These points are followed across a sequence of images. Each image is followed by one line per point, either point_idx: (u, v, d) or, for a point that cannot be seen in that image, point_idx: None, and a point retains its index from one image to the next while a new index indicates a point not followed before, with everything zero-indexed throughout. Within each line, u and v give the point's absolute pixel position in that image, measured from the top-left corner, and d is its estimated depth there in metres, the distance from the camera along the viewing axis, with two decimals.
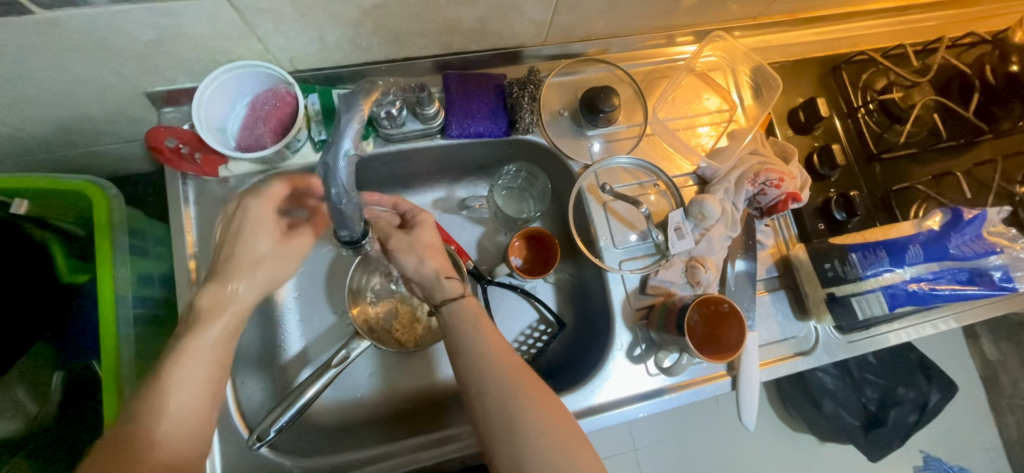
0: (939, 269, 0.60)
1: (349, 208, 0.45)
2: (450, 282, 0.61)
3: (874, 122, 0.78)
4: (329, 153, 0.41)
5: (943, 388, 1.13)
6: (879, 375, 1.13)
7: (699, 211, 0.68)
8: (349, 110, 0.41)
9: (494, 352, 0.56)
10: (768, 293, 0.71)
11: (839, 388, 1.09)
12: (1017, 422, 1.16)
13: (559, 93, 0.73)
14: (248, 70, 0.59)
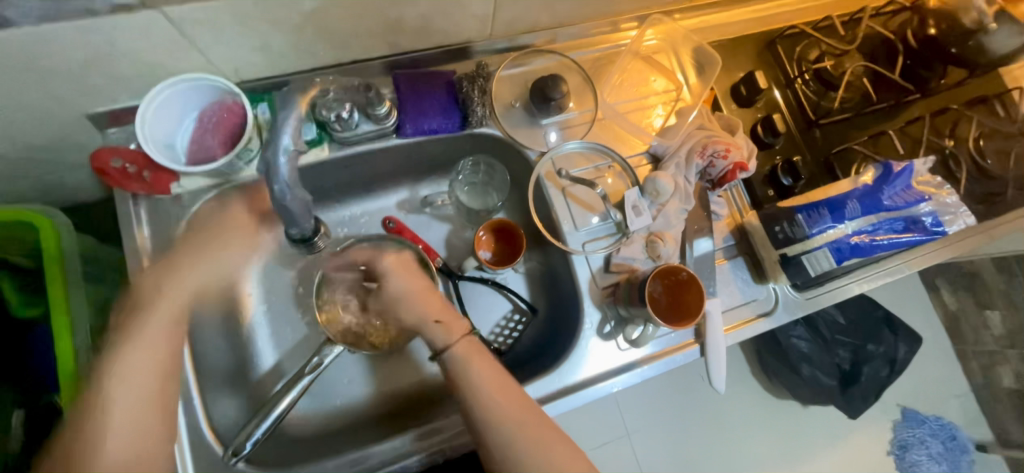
0: (876, 221, 0.64)
1: (294, 205, 0.48)
2: (444, 327, 0.62)
3: (811, 91, 0.82)
4: (269, 151, 0.45)
5: (909, 341, 1.19)
6: (849, 334, 1.18)
7: (652, 188, 0.71)
8: (289, 108, 0.46)
9: (491, 392, 0.58)
10: (727, 261, 0.74)
11: (813, 351, 1.13)
12: (981, 366, 1.23)
13: (510, 85, 0.75)
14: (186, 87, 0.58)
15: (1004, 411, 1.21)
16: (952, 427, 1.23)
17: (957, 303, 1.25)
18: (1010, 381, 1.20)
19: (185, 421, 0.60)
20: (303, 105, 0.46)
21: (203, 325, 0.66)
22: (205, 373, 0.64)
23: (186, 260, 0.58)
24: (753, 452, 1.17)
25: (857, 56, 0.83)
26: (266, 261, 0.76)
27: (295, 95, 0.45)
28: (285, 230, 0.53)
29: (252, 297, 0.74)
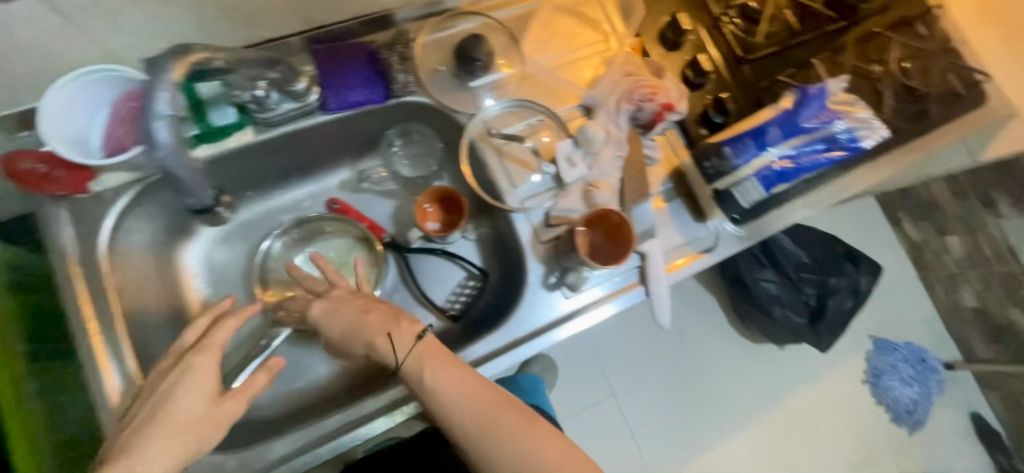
0: (799, 144, 0.65)
1: (184, 173, 0.53)
2: (397, 339, 0.59)
3: (739, 28, 0.82)
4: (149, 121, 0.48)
5: (870, 271, 1.24)
6: (815, 272, 1.23)
7: (584, 138, 0.72)
8: (156, 74, 0.47)
9: (462, 400, 0.55)
10: (665, 203, 0.76)
11: (783, 292, 1.19)
12: (946, 289, 1.31)
13: (433, 50, 0.74)
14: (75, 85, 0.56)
15: (968, 330, 1.29)
16: (918, 347, 1.32)
17: (920, 234, 1.31)
18: (971, 300, 1.25)
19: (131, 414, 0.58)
20: (178, 71, 0.47)
21: (140, 328, 0.65)
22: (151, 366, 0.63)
23: (211, 344, 0.58)
24: (729, 391, 1.27)
25: None
26: (211, 255, 0.77)
27: (166, 63, 0.47)
28: (186, 201, 0.58)
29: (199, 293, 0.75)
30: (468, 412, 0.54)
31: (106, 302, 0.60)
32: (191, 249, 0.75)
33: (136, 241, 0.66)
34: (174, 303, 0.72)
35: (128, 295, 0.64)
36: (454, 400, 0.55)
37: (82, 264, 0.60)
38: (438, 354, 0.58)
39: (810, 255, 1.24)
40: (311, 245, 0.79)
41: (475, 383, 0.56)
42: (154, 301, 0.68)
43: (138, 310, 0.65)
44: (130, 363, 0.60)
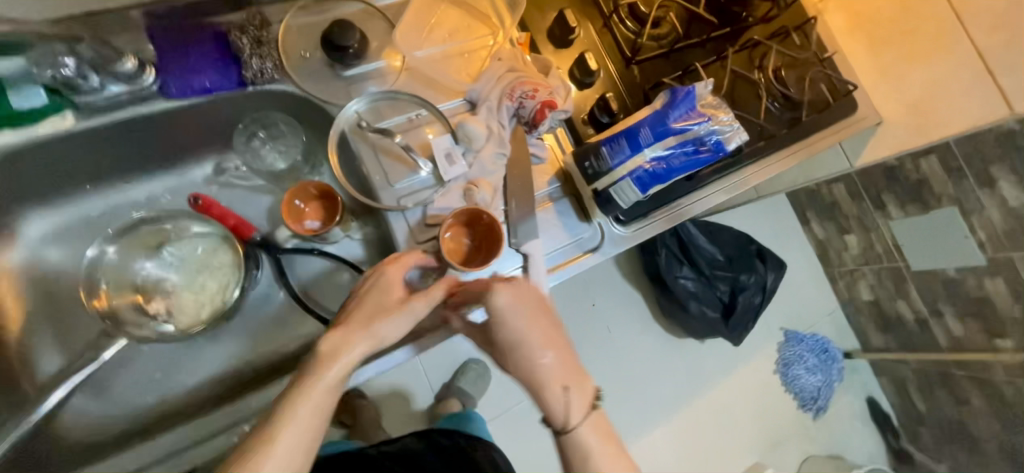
0: (671, 145, 0.65)
1: None
2: (574, 393, 0.62)
3: (629, 29, 0.82)
4: None
5: (776, 267, 1.30)
6: (727, 269, 1.28)
7: (463, 133, 0.69)
8: None
9: (601, 442, 0.62)
10: (552, 203, 0.75)
11: (700, 289, 1.24)
12: (846, 284, 1.39)
13: (301, 34, 0.67)
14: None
15: (865, 322, 1.39)
16: (823, 339, 1.40)
17: (824, 233, 1.39)
18: (866, 294, 1.35)
19: None
20: None
21: None
22: None
23: (388, 279, 0.59)
24: (653, 384, 1.29)
25: None
26: (44, 255, 0.68)
27: None
28: None
29: (21, 302, 0.66)
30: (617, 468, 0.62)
31: None
32: (11, 251, 0.66)
33: None
34: None
35: None
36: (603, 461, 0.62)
37: None
38: (602, 419, 0.64)
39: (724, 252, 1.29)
40: (160, 249, 0.70)
41: (584, 450, 0.62)
42: None
43: None
44: None
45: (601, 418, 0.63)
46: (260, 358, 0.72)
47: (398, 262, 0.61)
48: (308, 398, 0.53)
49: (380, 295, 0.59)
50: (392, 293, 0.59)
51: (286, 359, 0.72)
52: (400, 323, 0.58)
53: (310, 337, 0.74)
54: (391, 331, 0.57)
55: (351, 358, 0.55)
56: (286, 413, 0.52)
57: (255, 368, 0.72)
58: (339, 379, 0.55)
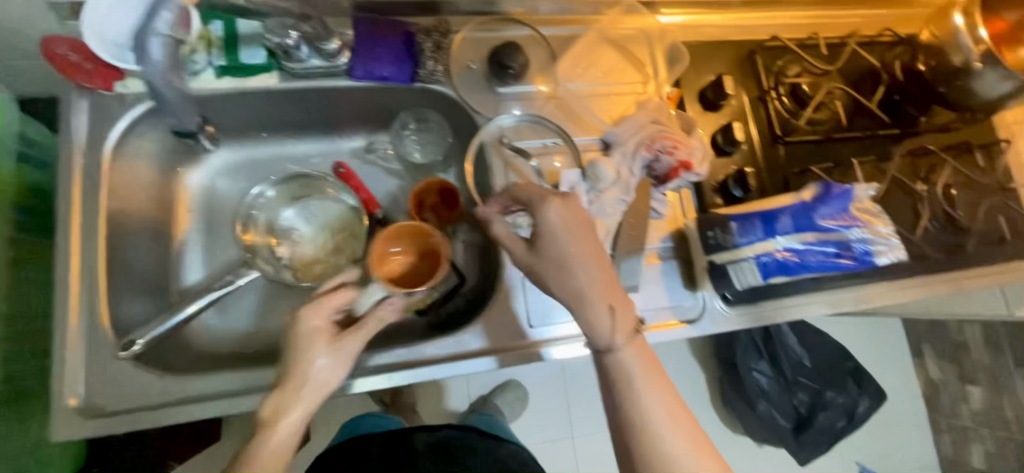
0: (809, 241, 0.61)
1: (164, 88, 0.57)
2: (619, 314, 0.55)
3: (785, 108, 0.79)
4: (142, 34, 0.53)
5: (872, 396, 1.19)
6: (814, 380, 1.17)
7: (593, 172, 0.70)
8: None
9: (648, 380, 0.54)
10: (660, 260, 0.74)
11: (774, 390, 1.14)
12: (954, 440, 1.26)
13: (471, 48, 0.73)
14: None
15: None
16: None
17: (940, 373, 1.27)
18: (979, 459, 1.23)
19: (86, 306, 0.60)
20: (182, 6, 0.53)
21: (127, 229, 0.66)
22: (117, 270, 0.64)
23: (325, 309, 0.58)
24: None
25: (838, 79, 0.80)
26: (215, 182, 0.78)
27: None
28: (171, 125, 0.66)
29: (189, 215, 0.77)
30: (683, 423, 0.52)
31: (94, 196, 0.62)
32: (194, 174, 0.77)
33: (143, 146, 0.68)
34: (159, 217, 0.72)
35: (118, 197, 0.65)
36: (659, 415, 0.52)
37: (84, 155, 0.62)
38: (645, 344, 0.56)
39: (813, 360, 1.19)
40: (303, 201, 0.78)
41: (644, 398, 0.53)
42: (141, 208, 0.69)
43: (127, 212, 0.67)
44: (99, 257, 0.61)
45: (648, 366, 0.54)
46: None
47: (309, 315, 0.57)
48: (287, 419, 0.53)
49: (307, 355, 0.55)
50: (315, 350, 0.56)
51: (370, 331, 0.77)
52: (340, 365, 0.57)
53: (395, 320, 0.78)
54: (325, 370, 0.56)
55: (323, 386, 0.55)
56: (267, 431, 0.52)
57: None
58: (305, 410, 0.54)
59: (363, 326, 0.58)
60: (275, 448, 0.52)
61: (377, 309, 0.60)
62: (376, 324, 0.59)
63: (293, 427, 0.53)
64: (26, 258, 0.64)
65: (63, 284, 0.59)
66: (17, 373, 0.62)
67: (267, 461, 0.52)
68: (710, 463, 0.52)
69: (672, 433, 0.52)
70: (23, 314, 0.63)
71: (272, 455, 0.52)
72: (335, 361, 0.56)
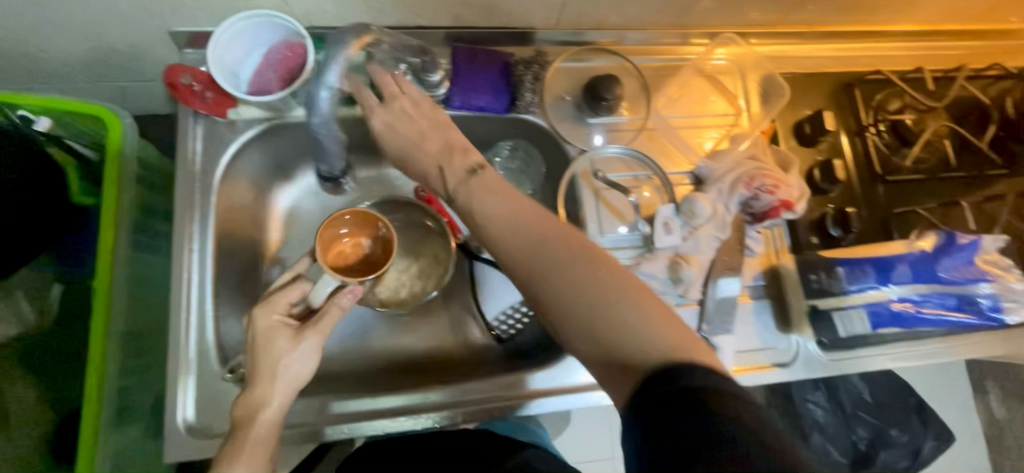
0: (926, 292, 0.60)
1: (327, 140, 0.63)
2: (449, 168, 0.55)
3: (884, 144, 0.76)
4: (315, 87, 0.58)
5: (938, 435, 1.11)
6: (874, 415, 1.09)
7: (689, 208, 0.69)
8: (337, 51, 0.56)
9: (535, 224, 0.50)
10: (751, 300, 0.71)
11: (830, 423, 1.08)
12: None
13: (565, 78, 0.73)
14: (348, 43, 0.56)
15: None
16: None
17: None
18: None
19: (197, 325, 0.62)
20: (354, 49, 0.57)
21: (230, 251, 0.68)
22: (222, 291, 0.66)
23: (280, 301, 0.59)
24: None
25: (943, 116, 0.76)
26: (300, 204, 0.77)
27: (349, 40, 0.56)
28: (319, 166, 0.69)
29: (278, 236, 0.76)
30: (643, 288, 0.47)
31: (206, 219, 0.64)
32: (285, 192, 0.77)
33: (244, 169, 0.70)
34: (255, 238, 0.73)
35: (224, 219, 0.67)
36: (599, 282, 0.46)
37: (198, 180, 0.65)
38: (496, 187, 0.53)
39: (874, 392, 1.09)
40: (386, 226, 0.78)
41: (573, 270, 0.47)
42: (242, 230, 0.71)
43: (231, 233, 0.69)
44: (203, 277, 0.64)
45: (591, 247, 0.48)
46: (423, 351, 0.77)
47: (267, 314, 0.58)
48: (268, 409, 0.55)
49: (270, 354, 0.56)
50: (278, 346, 0.57)
51: (450, 358, 0.78)
52: (308, 357, 0.58)
53: (476, 343, 0.79)
54: (303, 368, 0.57)
55: (286, 365, 0.56)
56: (249, 423, 0.54)
57: (422, 357, 0.77)
58: (282, 400, 0.56)
59: (323, 318, 0.59)
60: (262, 421, 0.54)
61: (335, 297, 0.60)
62: (338, 310, 0.60)
63: (280, 402, 0.56)
64: (140, 276, 0.67)
65: (177, 304, 0.62)
66: (129, 387, 0.65)
67: (258, 439, 0.54)
68: (682, 326, 0.45)
69: (627, 298, 0.46)
70: (136, 330, 0.66)
71: (262, 432, 0.54)
72: (305, 351, 0.57)
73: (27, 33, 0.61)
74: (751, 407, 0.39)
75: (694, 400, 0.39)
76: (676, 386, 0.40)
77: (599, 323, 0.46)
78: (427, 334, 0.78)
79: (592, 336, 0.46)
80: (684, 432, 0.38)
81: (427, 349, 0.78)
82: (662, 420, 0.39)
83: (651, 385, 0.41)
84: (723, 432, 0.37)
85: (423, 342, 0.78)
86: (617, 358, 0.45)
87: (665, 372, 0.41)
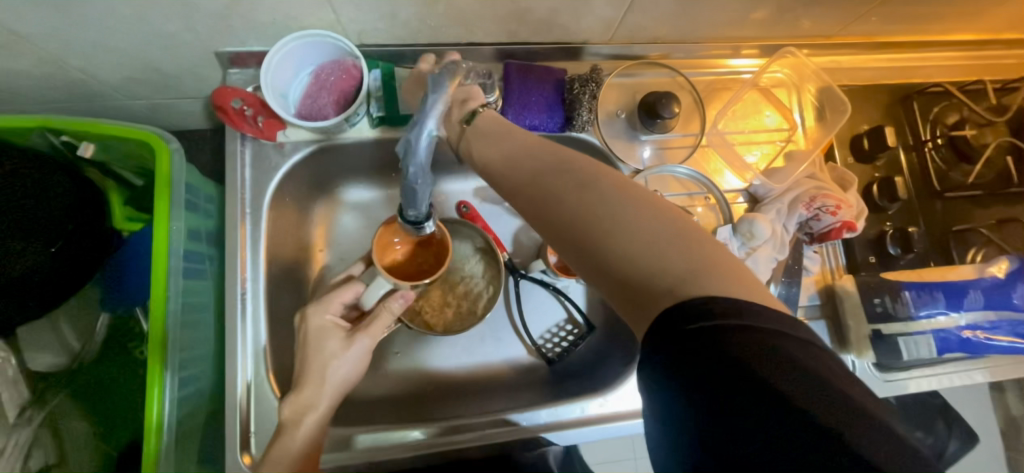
0: (996, 318, 0.62)
1: (422, 189, 0.45)
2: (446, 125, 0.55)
3: (941, 159, 0.74)
4: (413, 131, 0.42)
5: (963, 437, 1.01)
6: (899, 418, 1.00)
7: (747, 229, 0.67)
8: (435, 89, 0.43)
9: (508, 160, 0.47)
10: (807, 321, 0.70)
11: None
12: None
13: (617, 93, 0.72)
14: (449, 78, 0.45)
15: None
16: None
17: None
18: None
19: (252, 352, 0.61)
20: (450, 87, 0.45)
21: (280, 275, 0.67)
22: (274, 320, 0.64)
23: (332, 301, 0.60)
24: None
25: (1003, 130, 0.74)
26: (342, 222, 0.76)
27: (446, 77, 0.45)
28: (403, 211, 0.49)
29: (323, 255, 0.74)
30: (656, 212, 0.39)
31: (257, 246, 0.63)
32: (325, 211, 0.75)
33: (291, 191, 0.68)
34: (302, 260, 0.72)
35: (273, 243, 0.66)
36: (602, 201, 0.39)
37: (248, 206, 0.63)
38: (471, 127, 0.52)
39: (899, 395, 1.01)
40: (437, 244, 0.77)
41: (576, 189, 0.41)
42: (289, 253, 0.69)
43: (279, 257, 0.67)
44: (255, 305, 0.62)
45: (571, 163, 0.43)
46: (469, 371, 0.75)
47: (319, 314, 0.59)
48: (314, 412, 0.55)
49: (322, 354, 0.57)
50: (329, 348, 0.58)
51: (495, 377, 0.75)
52: (356, 361, 0.58)
53: (522, 363, 0.76)
54: (350, 371, 0.58)
55: (340, 368, 0.57)
56: (294, 423, 0.54)
57: (467, 379, 0.75)
58: (329, 404, 0.56)
59: (374, 321, 0.59)
60: (308, 422, 0.54)
61: (386, 302, 0.60)
62: (389, 314, 0.60)
63: (329, 401, 0.56)
64: (193, 303, 0.66)
65: (232, 334, 0.61)
66: (186, 417, 0.64)
67: (303, 438, 0.54)
68: (708, 250, 0.37)
69: (636, 217, 0.38)
70: (192, 359, 0.65)
71: (309, 429, 0.54)
72: (359, 353, 0.59)
73: (81, 62, 0.60)
74: (798, 347, 0.32)
75: (736, 340, 0.32)
76: (711, 320, 0.32)
77: (603, 248, 0.38)
78: (471, 354, 0.76)
79: (596, 262, 0.39)
80: (723, 378, 0.31)
81: (470, 369, 0.76)
82: (690, 362, 0.32)
83: (672, 329, 0.33)
84: (766, 381, 0.31)
85: (465, 362, 0.76)
86: (633, 292, 0.37)
87: (690, 304, 0.33)
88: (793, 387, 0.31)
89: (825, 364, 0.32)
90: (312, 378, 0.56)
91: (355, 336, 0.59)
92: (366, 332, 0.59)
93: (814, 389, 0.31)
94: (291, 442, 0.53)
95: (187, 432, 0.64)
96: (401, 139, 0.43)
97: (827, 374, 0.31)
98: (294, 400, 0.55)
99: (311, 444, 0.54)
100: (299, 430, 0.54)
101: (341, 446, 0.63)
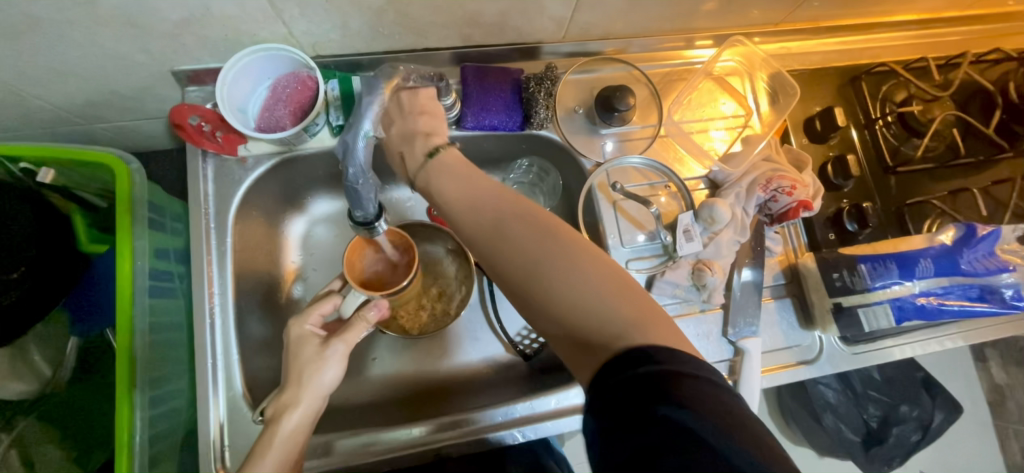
0: (949, 284, 0.64)
1: (365, 189, 0.52)
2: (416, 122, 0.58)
3: (892, 134, 0.76)
4: (349, 135, 0.52)
5: (947, 409, 1.01)
6: (884, 393, 1.01)
7: (708, 215, 0.68)
8: (371, 93, 0.54)
9: (468, 203, 0.51)
10: (773, 300, 0.72)
11: (841, 403, 0.99)
12: None
13: (575, 90, 0.73)
14: (383, 82, 0.56)
15: None
16: None
17: None
18: None
19: (223, 367, 0.62)
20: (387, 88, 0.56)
21: (251, 289, 0.67)
22: (244, 335, 0.64)
23: (314, 311, 0.60)
24: None
25: (949, 104, 0.77)
26: (312, 231, 0.77)
27: (380, 80, 0.56)
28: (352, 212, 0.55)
29: (294, 266, 0.75)
30: (596, 260, 0.45)
31: (224, 261, 0.64)
32: (297, 223, 0.76)
33: (258, 203, 0.68)
34: (272, 272, 0.72)
35: (241, 257, 0.66)
36: (556, 258, 0.45)
37: (212, 221, 0.64)
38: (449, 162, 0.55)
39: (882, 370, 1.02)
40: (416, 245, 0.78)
41: (535, 245, 0.46)
42: (259, 266, 0.70)
43: (249, 271, 0.68)
44: (224, 320, 0.63)
45: (530, 213, 0.49)
46: (448, 371, 0.76)
47: (299, 324, 0.59)
48: (292, 415, 0.55)
49: (302, 361, 0.57)
50: (307, 355, 0.58)
51: (474, 376, 0.76)
52: (334, 367, 0.58)
53: (500, 360, 0.77)
54: (330, 377, 0.58)
55: (321, 374, 0.57)
56: (274, 425, 0.54)
57: (445, 380, 0.76)
58: (311, 406, 0.56)
59: (350, 328, 0.59)
60: (286, 424, 0.54)
61: (362, 311, 0.60)
62: (364, 323, 0.60)
63: (310, 406, 0.56)
64: (164, 322, 0.65)
65: (202, 350, 0.61)
66: (161, 438, 0.64)
67: (285, 439, 0.53)
68: (640, 300, 0.43)
69: (585, 274, 0.44)
70: (165, 378, 0.65)
71: (292, 430, 0.54)
72: (339, 357, 0.58)
73: (33, 88, 0.60)
74: (708, 390, 0.37)
75: (659, 380, 0.37)
76: (634, 367, 0.38)
77: (553, 298, 0.44)
78: (450, 355, 0.77)
79: (548, 317, 0.45)
80: (639, 414, 0.36)
81: (449, 369, 0.76)
82: (617, 408, 0.37)
83: (603, 377, 0.39)
84: (685, 419, 0.35)
85: (444, 361, 0.76)
86: (575, 337, 0.43)
87: (622, 354, 0.39)
88: (708, 425, 0.35)
89: (727, 398, 0.38)
90: (296, 382, 0.56)
91: (334, 340, 0.58)
92: (348, 338, 0.59)
93: (715, 420, 0.36)
94: (270, 444, 0.53)
95: (164, 452, 0.65)
96: (340, 141, 0.53)
97: (727, 407, 0.37)
98: (282, 399, 0.56)
99: (292, 448, 0.54)
100: (282, 431, 0.54)
101: (322, 452, 0.64)
